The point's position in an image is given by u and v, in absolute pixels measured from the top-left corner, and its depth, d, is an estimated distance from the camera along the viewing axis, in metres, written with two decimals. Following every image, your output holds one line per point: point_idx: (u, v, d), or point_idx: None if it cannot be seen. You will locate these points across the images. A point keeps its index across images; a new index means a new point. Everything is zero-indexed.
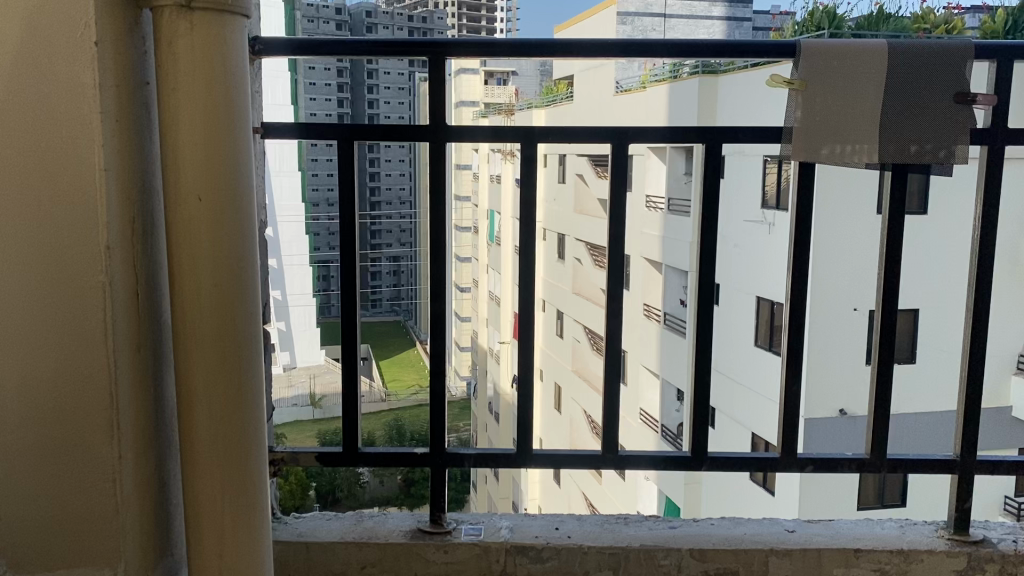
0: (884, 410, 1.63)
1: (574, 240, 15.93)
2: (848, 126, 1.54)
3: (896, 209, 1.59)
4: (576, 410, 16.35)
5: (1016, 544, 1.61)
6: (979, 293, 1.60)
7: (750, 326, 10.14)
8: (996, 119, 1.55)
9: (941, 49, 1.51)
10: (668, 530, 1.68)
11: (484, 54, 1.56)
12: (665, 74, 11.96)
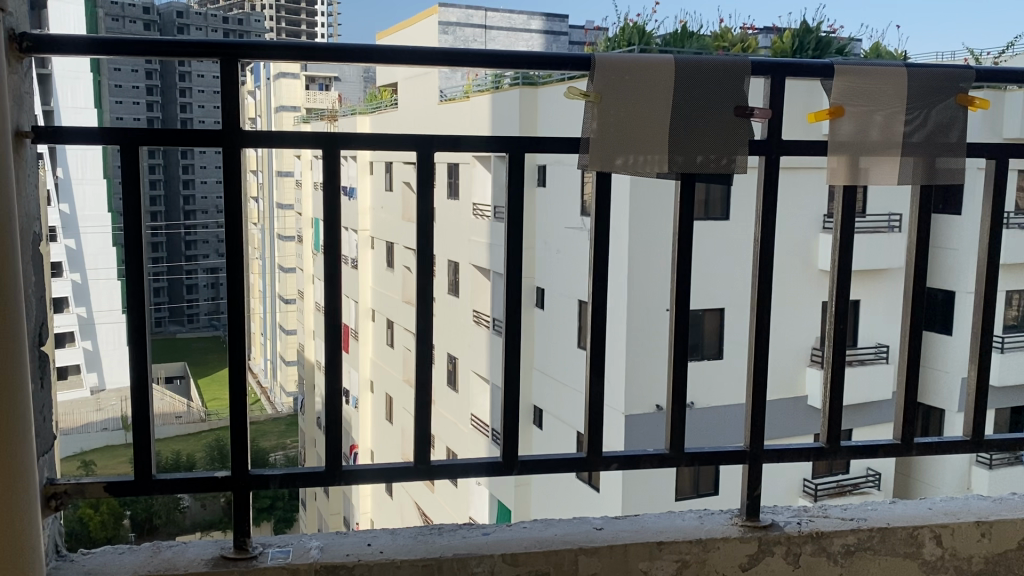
0: (680, 408, 1.71)
1: (402, 249, 15.90)
2: (638, 138, 1.61)
3: (686, 215, 1.67)
4: (407, 419, 16.28)
5: (800, 524, 1.74)
6: (762, 295, 1.71)
7: (572, 329, 10.50)
8: (771, 131, 1.66)
9: (720, 64, 1.61)
10: (481, 537, 1.68)
11: (294, 58, 1.49)
12: (487, 84, 12.18)
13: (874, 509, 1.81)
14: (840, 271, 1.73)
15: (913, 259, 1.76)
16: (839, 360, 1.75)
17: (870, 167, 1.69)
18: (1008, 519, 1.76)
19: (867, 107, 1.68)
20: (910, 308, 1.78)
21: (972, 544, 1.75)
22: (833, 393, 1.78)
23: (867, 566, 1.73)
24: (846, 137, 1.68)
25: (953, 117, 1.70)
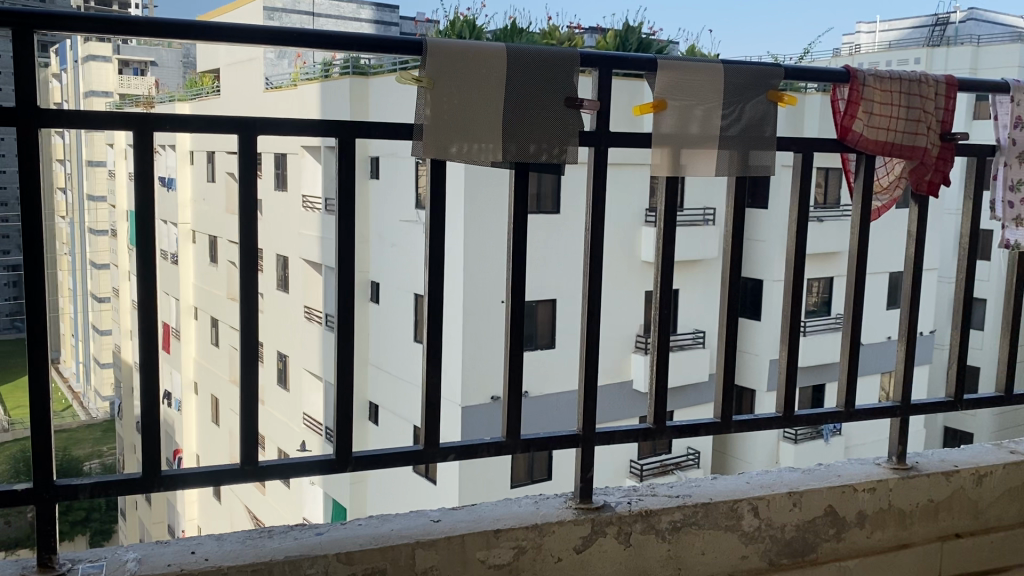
0: (515, 395, 1.72)
1: (227, 242, 15.22)
2: (471, 126, 1.59)
3: (519, 205, 1.68)
4: (234, 420, 15.66)
5: (630, 504, 1.79)
6: (593, 285, 1.75)
7: (407, 323, 10.42)
8: (600, 122, 1.70)
9: (548, 55, 1.63)
10: (313, 537, 1.62)
11: (100, 34, 1.37)
12: (315, 73, 11.88)
13: (698, 485, 1.89)
14: (665, 262, 1.80)
15: (730, 247, 1.85)
16: (663, 348, 1.82)
17: (690, 161, 1.77)
18: (815, 489, 1.90)
19: (687, 101, 1.75)
20: (730, 296, 1.87)
21: (785, 513, 1.88)
22: (660, 375, 1.85)
23: (693, 541, 1.81)
24: (668, 131, 1.75)
25: (765, 112, 1.80)
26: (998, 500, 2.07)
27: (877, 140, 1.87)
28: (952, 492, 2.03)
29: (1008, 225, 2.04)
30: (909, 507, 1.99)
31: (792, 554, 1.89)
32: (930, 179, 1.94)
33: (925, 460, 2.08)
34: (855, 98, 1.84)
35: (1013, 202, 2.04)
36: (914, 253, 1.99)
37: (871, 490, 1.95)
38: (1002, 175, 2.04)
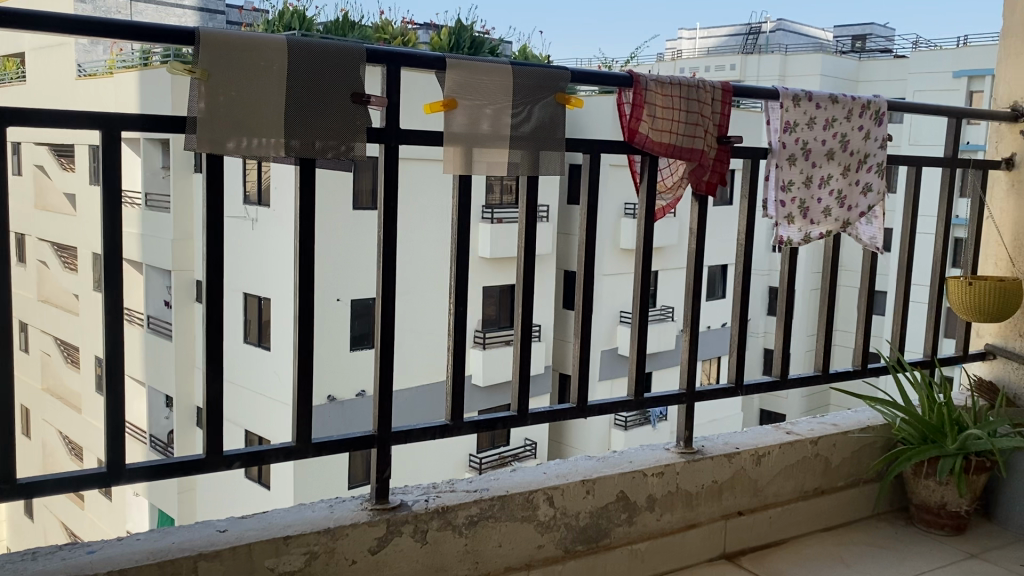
0: (305, 397, 1.68)
1: (36, 241, 14.02)
2: (250, 120, 1.54)
3: (306, 202, 1.64)
4: (48, 431, 14.59)
5: (426, 502, 1.79)
6: (387, 283, 1.74)
7: (239, 323, 9.66)
8: (388, 119, 1.68)
9: (333, 49, 1.60)
10: (84, 556, 1.52)
11: None
12: (135, 62, 11.21)
13: (496, 479, 1.92)
14: (460, 259, 1.81)
15: (523, 245, 1.89)
16: (460, 346, 1.83)
17: (480, 159, 1.77)
18: (607, 476, 1.97)
19: (477, 100, 1.76)
20: (521, 293, 1.91)
21: (579, 502, 1.94)
22: (456, 373, 1.87)
23: (489, 534, 1.84)
24: (459, 129, 1.75)
25: (554, 115, 1.84)
26: (775, 478, 2.23)
27: (662, 142, 1.96)
28: (734, 471, 2.16)
29: (779, 222, 2.20)
30: (695, 489, 2.10)
31: (586, 541, 1.95)
32: (708, 180, 2.06)
33: (711, 443, 2.20)
34: (639, 101, 1.92)
35: (786, 200, 2.20)
36: (697, 249, 2.11)
37: (660, 475, 2.04)
38: (774, 176, 2.19)
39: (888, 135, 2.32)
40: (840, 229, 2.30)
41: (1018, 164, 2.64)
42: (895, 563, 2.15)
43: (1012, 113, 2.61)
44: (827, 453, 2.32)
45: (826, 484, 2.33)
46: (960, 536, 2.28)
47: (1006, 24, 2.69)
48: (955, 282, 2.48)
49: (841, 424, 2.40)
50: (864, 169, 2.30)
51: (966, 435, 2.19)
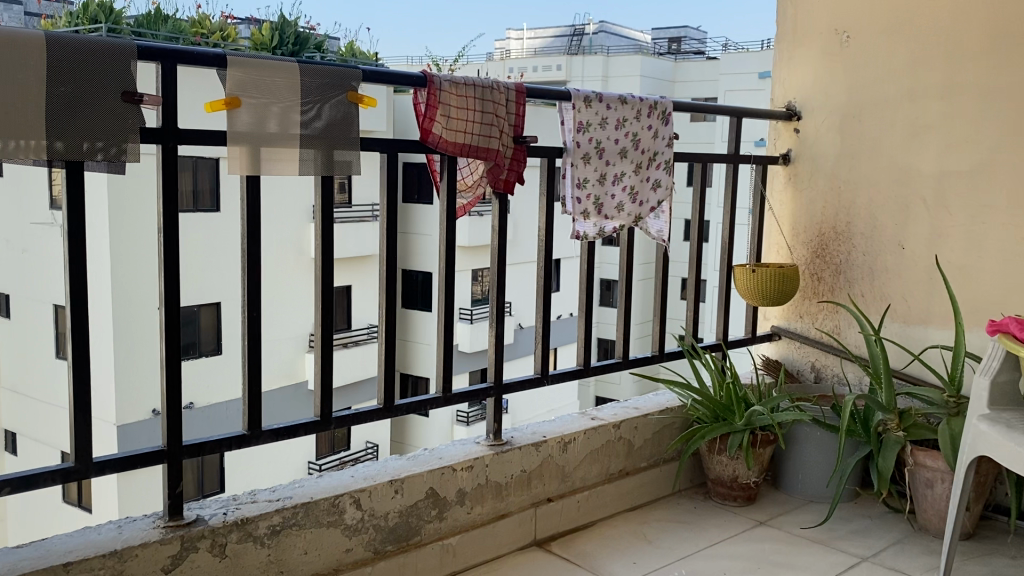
0: (82, 413, 1.59)
1: None
2: (5, 120, 1.42)
3: (76, 207, 1.55)
4: None
5: (225, 515, 1.73)
6: (170, 288, 1.67)
7: (48, 338, 8.96)
8: (165, 118, 1.61)
9: (99, 46, 1.51)
10: None
11: None
12: None
13: (300, 485, 1.89)
14: (251, 261, 1.76)
15: (319, 245, 1.87)
16: (254, 351, 1.79)
17: (268, 159, 1.73)
18: (416, 474, 1.97)
19: (263, 98, 1.71)
20: (318, 295, 1.88)
21: (387, 502, 1.93)
22: (253, 379, 1.82)
23: (294, 542, 1.80)
24: (244, 127, 1.69)
25: (346, 113, 1.81)
26: (582, 463, 2.32)
27: (456, 142, 1.97)
28: (542, 460, 2.23)
29: (576, 219, 2.30)
30: (505, 479, 2.14)
31: (396, 540, 1.95)
32: (506, 178, 2.10)
33: (520, 434, 2.25)
34: (434, 101, 1.93)
35: (580, 197, 2.29)
36: (499, 246, 2.16)
37: (469, 469, 2.07)
38: (571, 174, 2.28)
39: (674, 134, 2.45)
40: (633, 224, 2.42)
41: (793, 159, 2.88)
42: (693, 536, 2.29)
43: (787, 111, 2.84)
44: (629, 436, 2.43)
45: (630, 466, 2.45)
46: (751, 506, 2.46)
47: (777, 29, 2.91)
48: (740, 269, 2.66)
49: (643, 407, 2.52)
50: (654, 166, 2.42)
51: (753, 412, 2.36)
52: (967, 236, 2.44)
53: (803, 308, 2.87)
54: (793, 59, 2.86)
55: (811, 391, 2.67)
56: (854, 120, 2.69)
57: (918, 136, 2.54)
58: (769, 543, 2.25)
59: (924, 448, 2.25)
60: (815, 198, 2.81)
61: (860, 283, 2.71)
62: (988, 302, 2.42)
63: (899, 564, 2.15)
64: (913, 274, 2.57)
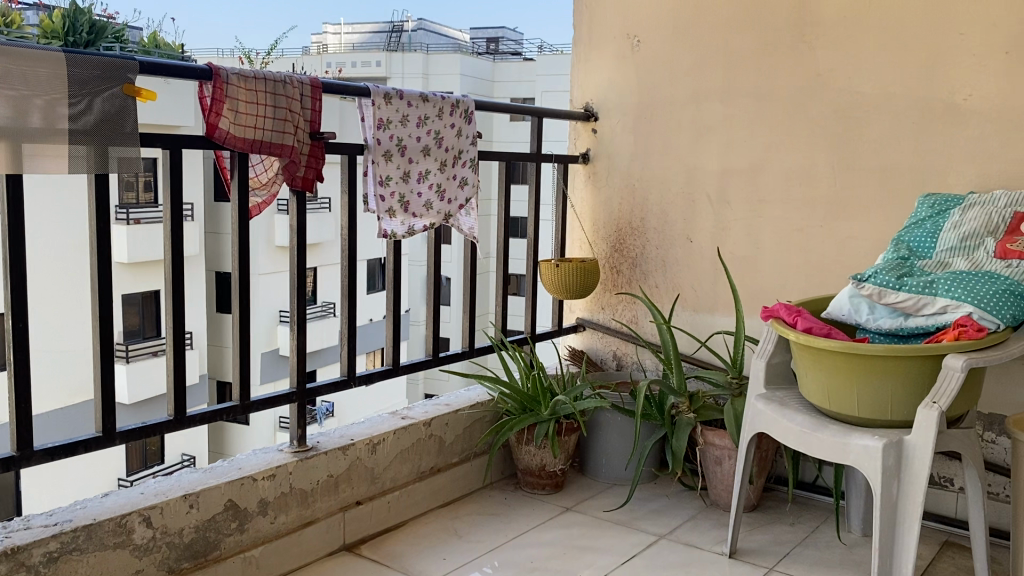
0: None
1: None
2: None
3: None
4: None
5: None
6: None
7: None
8: None
9: None
10: None
11: None
12: None
13: (81, 506, 1.75)
14: (13, 265, 1.62)
15: (94, 249, 1.74)
16: (21, 365, 1.65)
17: (32, 156, 1.59)
18: (212, 487, 1.88)
19: (24, 90, 1.56)
20: (96, 302, 1.75)
21: (181, 517, 1.83)
22: (21, 395, 1.67)
23: (75, 569, 1.67)
24: (2, 122, 1.54)
25: (121, 106, 1.70)
26: (391, 464, 2.30)
27: (246, 137, 1.90)
28: (349, 463, 2.19)
29: (379, 217, 2.27)
30: (310, 485, 2.09)
31: (192, 557, 1.86)
32: (304, 176, 2.05)
33: (326, 438, 2.20)
34: (220, 95, 1.84)
35: (383, 195, 2.26)
36: (299, 246, 2.10)
37: (270, 478, 2.00)
38: (372, 171, 2.25)
39: (477, 132, 2.48)
40: (441, 222, 2.43)
41: (592, 158, 2.99)
42: (503, 527, 2.34)
43: (585, 112, 2.94)
44: (440, 433, 2.44)
45: (441, 463, 2.46)
46: (558, 493, 2.54)
47: (573, 31, 3.01)
48: (545, 264, 2.73)
49: (453, 403, 2.53)
50: (459, 164, 2.44)
51: (556, 402, 2.44)
52: (746, 228, 2.63)
53: (604, 300, 2.99)
54: (590, 61, 2.97)
55: (612, 379, 2.79)
56: (646, 121, 2.83)
57: (702, 136, 2.70)
58: (575, 527, 2.33)
59: (712, 427, 2.41)
60: (613, 195, 2.93)
61: (655, 275, 2.85)
62: (765, 289, 2.62)
63: (693, 538, 2.28)
64: (701, 265, 2.74)
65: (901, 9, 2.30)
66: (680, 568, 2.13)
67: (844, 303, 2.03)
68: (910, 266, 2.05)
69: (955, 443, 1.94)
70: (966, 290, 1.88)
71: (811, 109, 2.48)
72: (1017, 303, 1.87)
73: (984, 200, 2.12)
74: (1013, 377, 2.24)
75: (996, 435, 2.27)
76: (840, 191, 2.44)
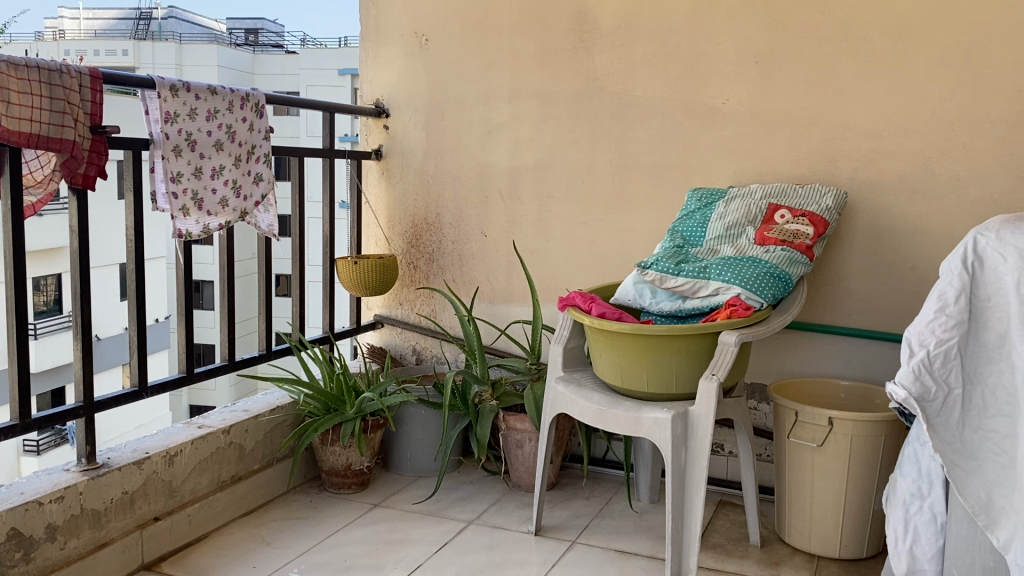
0: None
1: None
2: None
3: None
4: None
5: None
6: None
7: None
8: None
9: None
10: None
11: None
12: None
13: None
14: None
15: None
16: None
17: None
18: None
19: None
20: None
21: None
22: None
23: None
24: None
25: None
26: (189, 475, 2.19)
27: (20, 131, 1.73)
28: (145, 478, 2.06)
29: (172, 216, 2.16)
30: (103, 505, 1.95)
31: None
32: (85, 173, 1.90)
33: (117, 453, 2.06)
34: None
35: (175, 192, 2.15)
36: (81, 249, 1.95)
37: (58, 501, 1.84)
38: (161, 167, 2.13)
39: (269, 127, 2.41)
40: (237, 220, 2.35)
41: (384, 154, 3.00)
42: (311, 529, 2.30)
43: (375, 108, 2.95)
44: (239, 440, 2.36)
45: (242, 471, 2.38)
46: (364, 490, 2.55)
47: (361, 27, 3.00)
48: (342, 261, 2.71)
49: (251, 409, 2.45)
50: (253, 160, 2.37)
51: (362, 399, 2.45)
52: (535, 222, 2.77)
53: (403, 296, 3.02)
54: (378, 58, 2.97)
55: (414, 374, 2.83)
56: (436, 118, 2.89)
57: (492, 133, 2.80)
58: (386, 522, 2.35)
59: (514, 413, 2.51)
60: (406, 190, 2.97)
61: (452, 270, 2.92)
62: (556, 279, 2.77)
63: (500, 521, 2.38)
64: (496, 258, 2.85)
65: (668, 20, 2.52)
66: (491, 550, 2.21)
67: (629, 289, 2.19)
68: (686, 253, 2.26)
69: (728, 410, 2.17)
70: (734, 274, 2.11)
71: (591, 110, 2.65)
72: (777, 284, 2.12)
73: (743, 193, 2.38)
74: (771, 350, 2.54)
75: (758, 401, 2.56)
76: (620, 186, 2.63)
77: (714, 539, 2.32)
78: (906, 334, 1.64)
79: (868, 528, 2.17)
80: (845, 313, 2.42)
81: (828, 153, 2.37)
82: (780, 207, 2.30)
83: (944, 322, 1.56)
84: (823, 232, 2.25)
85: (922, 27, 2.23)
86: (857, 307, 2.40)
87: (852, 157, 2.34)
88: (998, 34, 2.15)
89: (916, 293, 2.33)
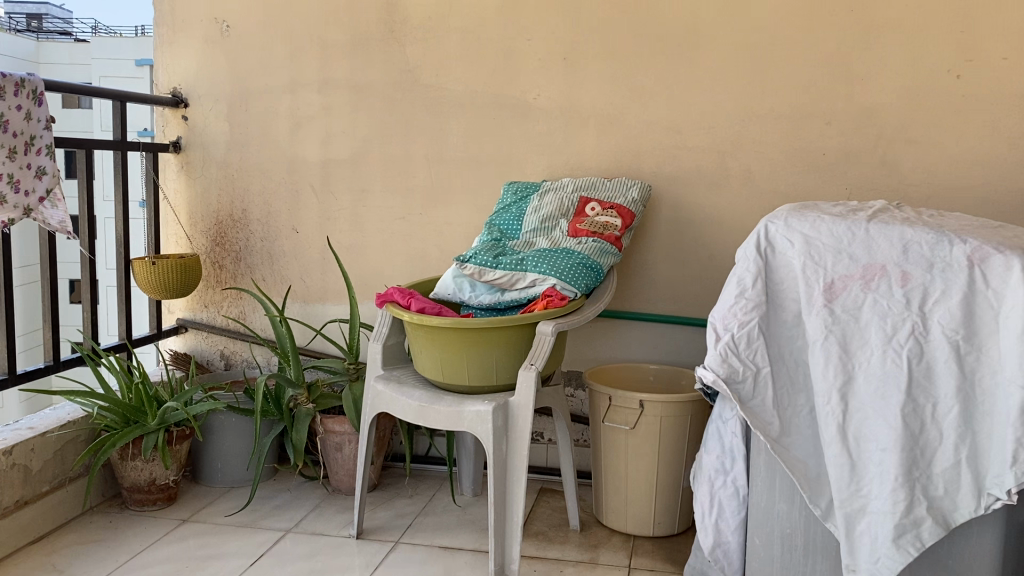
0: None
1: None
2: None
3: None
4: None
5: None
6: None
7: None
8: None
9: None
10: None
11: None
12: None
13: None
14: None
15: None
16: None
17: None
18: None
19: None
20: None
21: None
22: None
23: None
24: None
25: None
26: None
27: None
28: None
29: None
30: None
31: None
32: None
33: None
34: None
35: None
36: None
37: None
38: None
39: (50, 116, 2.19)
40: (20, 217, 2.15)
41: (183, 146, 2.82)
42: (111, 552, 2.12)
43: (172, 97, 2.76)
44: (25, 461, 2.14)
45: (28, 495, 2.16)
46: (171, 506, 2.38)
47: (154, 12, 2.80)
48: (138, 262, 2.51)
49: (38, 426, 2.22)
50: (34, 152, 2.15)
51: (166, 409, 2.29)
52: (350, 217, 2.70)
53: (209, 298, 2.85)
54: (173, 44, 2.79)
55: (224, 380, 2.69)
56: (240, 110, 2.75)
57: (301, 126, 2.70)
58: (195, 538, 2.20)
59: (332, 415, 2.43)
60: (210, 185, 2.80)
61: (262, 268, 2.79)
62: (372, 275, 2.71)
63: (320, 527, 2.29)
64: (308, 255, 2.75)
65: (477, 15, 2.52)
66: (311, 557, 2.12)
67: (448, 283, 2.18)
68: (502, 247, 2.28)
69: (547, 399, 2.20)
70: (548, 265, 2.14)
71: (403, 103, 2.61)
72: (589, 274, 2.18)
73: (556, 186, 2.42)
74: (585, 338, 2.61)
75: (575, 388, 2.63)
76: (435, 180, 2.61)
77: (537, 527, 2.35)
78: (711, 319, 1.71)
79: (679, 504, 2.28)
80: (653, 300, 2.52)
81: (634, 147, 2.46)
82: (590, 199, 2.36)
83: (744, 305, 1.65)
84: (631, 223, 2.33)
85: (715, 29, 2.35)
86: (664, 294, 2.51)
87: (655, 152, 2.45)
88: (781, 38, 2.31)
89: (716, 280, 2.46)
